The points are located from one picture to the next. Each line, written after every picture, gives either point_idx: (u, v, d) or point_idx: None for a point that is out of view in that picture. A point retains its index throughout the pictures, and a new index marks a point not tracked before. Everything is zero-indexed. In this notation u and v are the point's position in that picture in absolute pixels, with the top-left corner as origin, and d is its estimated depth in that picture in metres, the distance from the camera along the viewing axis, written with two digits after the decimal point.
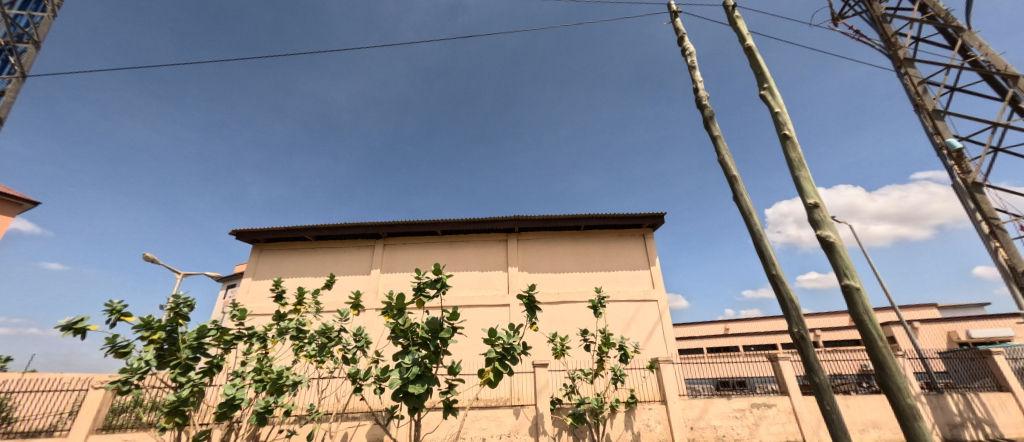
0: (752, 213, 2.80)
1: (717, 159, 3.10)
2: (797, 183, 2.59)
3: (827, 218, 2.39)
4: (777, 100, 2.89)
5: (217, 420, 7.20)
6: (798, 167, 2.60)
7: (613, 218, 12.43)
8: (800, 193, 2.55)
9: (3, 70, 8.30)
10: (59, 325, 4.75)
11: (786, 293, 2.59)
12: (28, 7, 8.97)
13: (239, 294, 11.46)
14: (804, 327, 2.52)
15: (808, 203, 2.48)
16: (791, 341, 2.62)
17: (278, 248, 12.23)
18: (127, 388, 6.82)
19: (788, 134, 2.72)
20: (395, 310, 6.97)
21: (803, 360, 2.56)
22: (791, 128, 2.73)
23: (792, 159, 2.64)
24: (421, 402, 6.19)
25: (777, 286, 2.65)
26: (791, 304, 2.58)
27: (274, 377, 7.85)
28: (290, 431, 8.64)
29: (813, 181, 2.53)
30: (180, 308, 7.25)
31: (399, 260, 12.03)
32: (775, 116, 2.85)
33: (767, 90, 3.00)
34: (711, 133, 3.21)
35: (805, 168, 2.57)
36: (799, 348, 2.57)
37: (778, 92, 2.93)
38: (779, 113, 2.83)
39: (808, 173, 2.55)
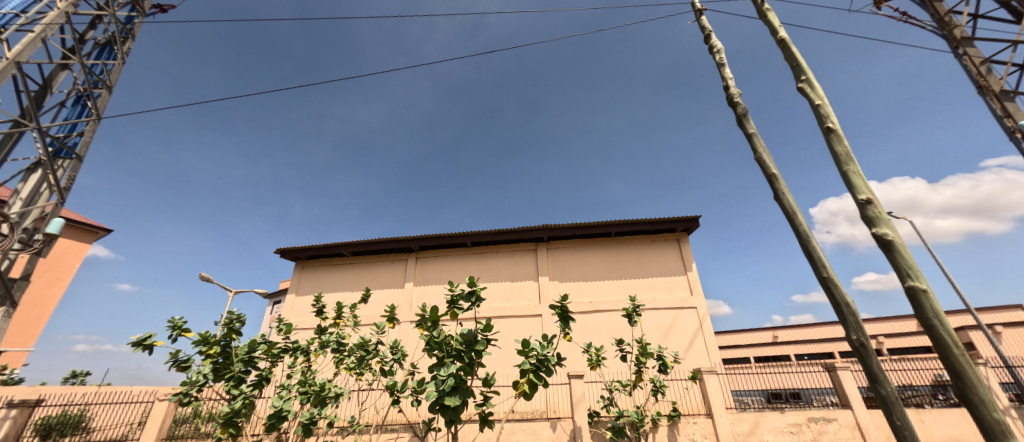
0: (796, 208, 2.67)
1: (754, 157, 2.96)
2: (846, 179, 2.43)
3: (883, 215, 2.22)
4: (818, 93, 2.74)
5: (267, 431, 7.55)
6: (846, 161, 2.44)
7: (645, 223, 12.10)
8: (851, 189, 2.39)
9: (82, 113, 9.39)
10: (132, 341, 5.21)
11: (840, 297, 2.41)
12: (103, 57, 10.11)
13: (284, 309, 12.04)
14: (863, 333, 2.32)
15: (861, 198, 2.32)
16: (850, 350, 2.42)
17: (318, 264, 12.81)
18: (188, 400, 7.30)
19: (832, 127, 2.57)
20: (429, 323, 7.11)
21: (865, 371, 2.35)
22: (835, 120, 2.58)
23: (838, 153, 2.49)
24: (458, 414, 6.21)
25: (831, 290, 2.48)
26: (848, 309, 2.39)
27: (318, 389, 8.20)
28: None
29: (864, 174, 2.37)
30: (233, 324, 7.79)
31: (431, 272, 12.26)
32: (816, 110, 2.69)
33: (806, 82, 2.87)
34: (746, 130, 3.09)
35: (855, 162, 2.41)
36: (859, 356, 2.36)
37: (818, 83, 2.78)
38: (820, 106, 2.68)
39: (857, 168, 2.39)
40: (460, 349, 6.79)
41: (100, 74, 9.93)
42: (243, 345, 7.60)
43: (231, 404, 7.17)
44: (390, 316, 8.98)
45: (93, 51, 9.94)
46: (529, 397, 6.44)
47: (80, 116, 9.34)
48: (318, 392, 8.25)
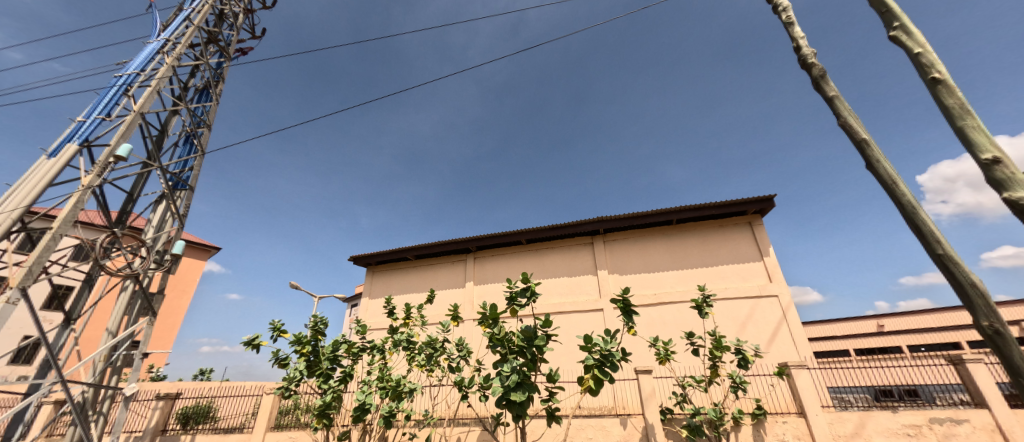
0: (895, 178, 2.17)
1: (839, 123, 2.49)
2: (963, 135, 1.84)
3: (1017, 175, 1.62)
4: (916, 37, 2.11)
5: (354, 422, 8.30)
6: (962, 114, 1.84)
7: (709, 208, 11.23)
8: (969, 147, 1.81)
9: (191, 150, 11.08)
10: (243, 342, 6.04)
11: (963, 276, 1.83)
12: (202, 100, 11.80)
13: (360, 312, 13.10)
14: (999, 319, 1.70)
15: (985, 158, 1.73)
16: (982, 340, 1.81)
17: (387, 269, 13.75)
18: (289, 393, 8.29)
19: (940, 76, 1.97)
20: (490, 320, 7.25)
21: (1004, 365, 1.73)
22: (944, 68, 1.97)
23: (949, 106, 1.90)
24: (524, 409, 6.31)
25: (950, 270, 1.91)
26: (975, 290, 1.81)
27: (394, 384, 8.81)
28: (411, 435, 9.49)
29: (990, 127, 1.76)
30: (319, 326, 8.66)
31: (490, 271, 12.55)
32: (915, 58, 2.10)
33: (898, 27, 2.21)
34: (825, 93, 2.63)
35: (974, 113, 1.80)
36: (995, 346, 1.75)
37: (914, 26, 2.13)
38: (922, 54, 2.06)
39: (979, 120, 1.78)
40: (522, 345, 6.87)
41: (202, 115, 11.62)
42: (328, 344, 8.44)
43: (323, 397, 8.01)
44: (453, 315, 9.35)
45: (195, 96, 11.64)
46: (595, 393, 6.33)
47: (190, 153, 11.02)
48: (395, 387, 8.87)
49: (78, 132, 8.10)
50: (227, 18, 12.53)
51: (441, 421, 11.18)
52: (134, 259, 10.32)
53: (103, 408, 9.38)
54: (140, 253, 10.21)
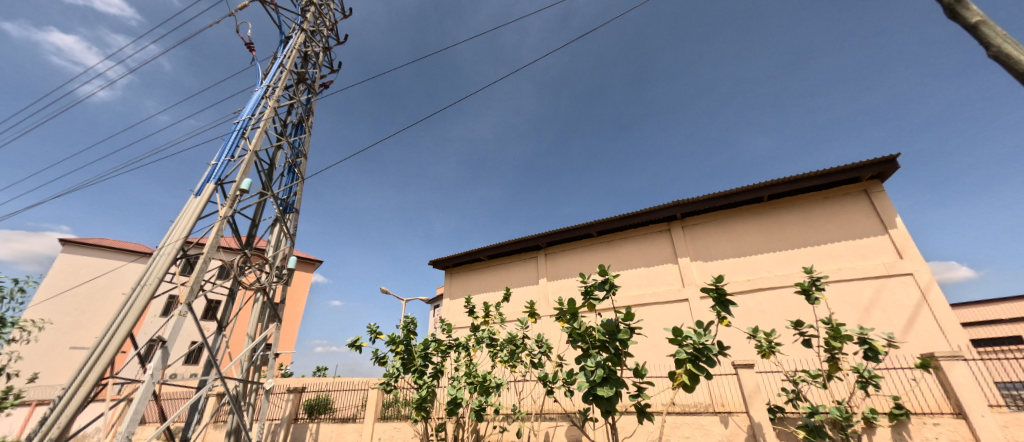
0: None
1: (993, 55, 2.55)
2: None
3: None
4: None
5: (448, 415, 8.80)
6: None
7: (810, 179, 9.69)
8: None
9: (294, 178, 12.74)
10: (348, 343, 6.81)
11: None
12: (297, 133, 13.47)
13: (443, 312, 13.84)
14: None
15: None
16: None
17: (463, 270, 14.34)
18: (390, 388, 9.11)
19: None
20: (569, 315, 7.06)
21: None
22: None
23: None
24: (613, 405, 6.11)
25: None
26: None
27: (481, 380, 9.14)
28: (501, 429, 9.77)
29: None
30: (409, 326, 9.35)
31: (562, 267, 12.41)
32: None
33: None
34: (967, 23, 2.61)
35: None
36: None
37: None
38: None
39: None
40: (604, 339, 6.63)
41: (299, 147, 13.29)
42: (419, 343, 9.08)
43: (419, 392, 8.66)
44: (530, 312, 9.39)
45: (292, 130, 13.34)
46: (690, 389, 5.87)
47: (293, 180, 12.67)
48: (482, 382, 9.20)
49: (213, 174, 9.78)
50: (311, 58, 14.10)
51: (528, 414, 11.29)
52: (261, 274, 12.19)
53: (250, 400, 11.21)
54: (265, 269, 12.05)
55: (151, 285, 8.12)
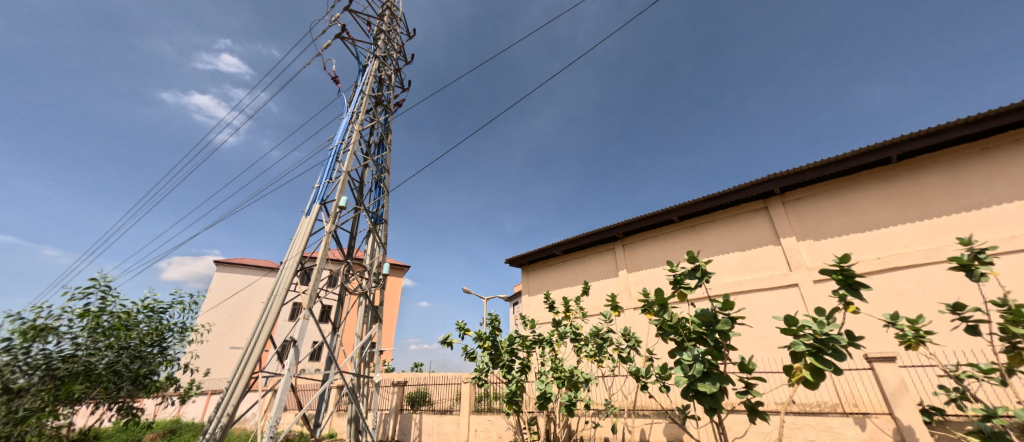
0: None
1: None
2: None
3: None
4: None
5: (539, 409, 8.63)
6: None
7: (959, 128, 7.68)
8: None
9: (381, 192, 13.91)
10: (441, 340, 7.42)
11: None
12: (379, 151, 14.67)
13: (524, 309, 13.94)
14: None
15: None
16: None
17: (540, 266, 14.29)
18: (482, 382, 9.44)
19: None
20: (652, 304, 5.33)
21: None
22: None
23: None
24: (716, 407, 4.62)
25: None
26: None
27: (569, 374, 8.77)
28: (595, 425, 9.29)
29: None
30: (494, 322, 9.52)
31: (643, 257, 11.68)
32: None
33: None
34: None
35: None
36: None
37: None
38: None
39: None
40: (699, 330, 4.91)
41: (382, 163, 14.47)
42: (505, 339, 9.21)
43: (509, 386, 8.83)
44: (614, 305, 8.80)
45: (375, 149, 14.57)
46: (816, 390, 4.15)
47: (380, 194, 13.85)
48: (570, 377, 8.77)
49: (318, 196, 11.10)
50: (385, 81, 15.25)
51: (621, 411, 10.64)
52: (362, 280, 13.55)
53: (363, 392, 12.52)
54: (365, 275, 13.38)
55: (280, 295, 9.57)
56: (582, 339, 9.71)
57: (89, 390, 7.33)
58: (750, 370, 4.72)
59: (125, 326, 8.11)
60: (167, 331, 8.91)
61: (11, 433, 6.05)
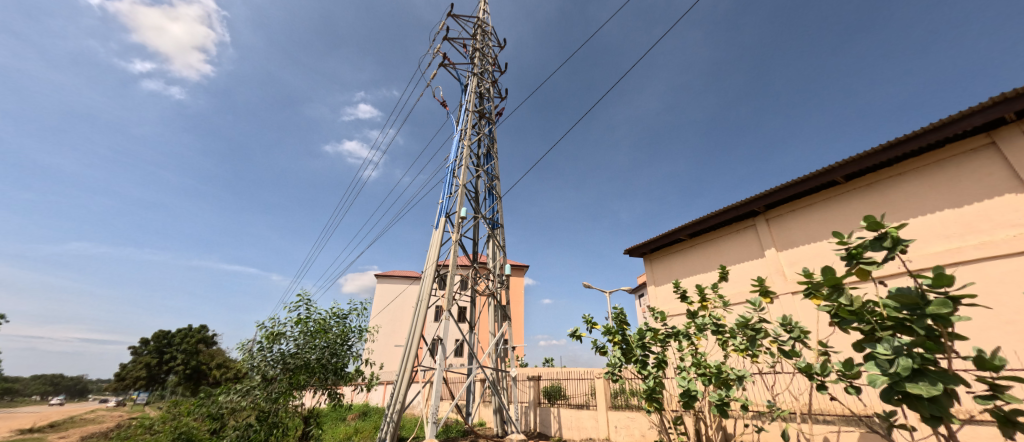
0: None
1: None
2: None
3: None
4: None
5: (683, 409, 7.22)
6: None
7: None
8: None
9: (494, 198, 14.60)
10: (568, 333, 7.34)
11: None
12: (488, 160, 15.43)
13: (651, 300, 12.78)
14: None
15: None
16: None
17: (662, 254, 12.76)
18: (616, 377, 8.97)
19: None
20: (824, 289, 4.13)
21: None
22: None
23: None
24: (947, 413, 3.26)
25: None
26: None
27: (715, 370, 6.94)
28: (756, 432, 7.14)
29: None
30: (620, 315, 8.95)
31: (797, 232, 9.29)
32: None
33: None
34: None
35: None
36: None
37: None
38: None
39: None
40: (901, 317, 3.59)
41: (492, 171, 15.16)
42: (634, 332, 8.51)
43: (646, 382, 8.18)
44: (762, 289, 6.24)
45: (484, 160, 15.35)
46: None
47: (493, 201, 14.53)
48: (717, 373, 6.90)
49: (443, 209, 12.25)
50: (485, 93, 15.96)
51: (792, 416, 7.87)
52: (490, 282, 14.39)
53: (503, 385, 13.26)
54: (491, 278, 14.16)
55: (423, 299, 10.84)
56: (729, 332, 7.11)
57: (308, 379, 9.08)
58: (998, 368, 3.24)
59: (325, 329, 9.62)
60: (352, 331, 10.01)
61: (270, 409, 8.31)
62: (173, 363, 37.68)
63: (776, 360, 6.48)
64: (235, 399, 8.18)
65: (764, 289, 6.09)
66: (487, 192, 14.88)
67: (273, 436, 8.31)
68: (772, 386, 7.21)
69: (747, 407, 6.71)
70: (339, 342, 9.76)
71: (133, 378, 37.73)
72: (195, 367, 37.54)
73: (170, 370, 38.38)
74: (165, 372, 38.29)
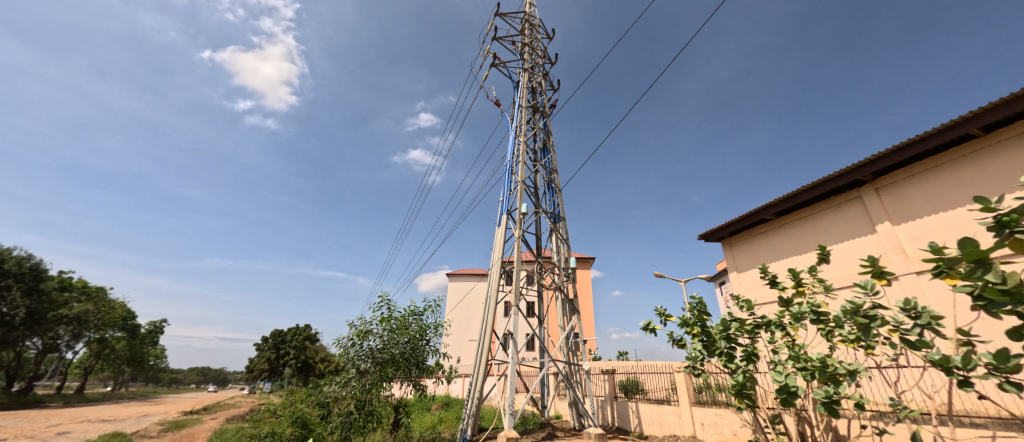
0: None
1: None
2: None
3: None
4: None
5: (782, 406, 6.46)
6: None
7: None
8: None
9: (553, 192, 14.40)
10: (641, 326, 6.94)
11: None
12: (545, 154, 15.24)
13: (734, 288, 11.68)
14: None
15: None
16: None
17: (745, 237, 11.60)
18: (698, 372, 8.32)
19: None
20: (962, 265, 3.27)
21: None
22: None
23: None
24: None
25: None
26: None
27: (819, 364, 6.09)
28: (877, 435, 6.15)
29: None
30: (698, 305, 8.27)
31: (919, 202, 7.84)
32: None
33: None
34: None
35: None
36: None
37: None
38: None
39: None
40: None
41: (550, 165, 14.96)
42: (716, 324, 7.79)
43: (735, 377, 7.47)
44: (875, 270, 5.32)
45: (541, 154, 15.20)
46: None
47: (553, 194, 14.33)
48: (821, 367, 6.09)
49: (504, 207, 12.35)
50: (537, 88, 15.76)
51: (926, 417, 6.68)
52: (555, 276, 14.23)
53: (577, 379, 13.07)
54: (557, 272, 14.00)
55: (491, 296, 11.02)
56: (834, 321, 6.22)
57: (395, 372, 9.65)
58: None
59: (406, 325, 10.12)
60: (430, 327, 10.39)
61: (366, 398, 9.11)
62: (287, 358, 43.01)
63: (898, 352, 5.53)
64: (337, 389, 9.15)
65: (878, 270, 5.20)
66: (546, 186, 14.72)
67: (370, 422, 9.17)
68: (896, 382, 6.14)
69: (864, 406, 5.83)
70: (419, 337, 10.16)
71: (258, 370, 44.10)
72: (303, 361, 42.71)
73: (285, 363, 43.83)
74: (280, 365, 43.59)
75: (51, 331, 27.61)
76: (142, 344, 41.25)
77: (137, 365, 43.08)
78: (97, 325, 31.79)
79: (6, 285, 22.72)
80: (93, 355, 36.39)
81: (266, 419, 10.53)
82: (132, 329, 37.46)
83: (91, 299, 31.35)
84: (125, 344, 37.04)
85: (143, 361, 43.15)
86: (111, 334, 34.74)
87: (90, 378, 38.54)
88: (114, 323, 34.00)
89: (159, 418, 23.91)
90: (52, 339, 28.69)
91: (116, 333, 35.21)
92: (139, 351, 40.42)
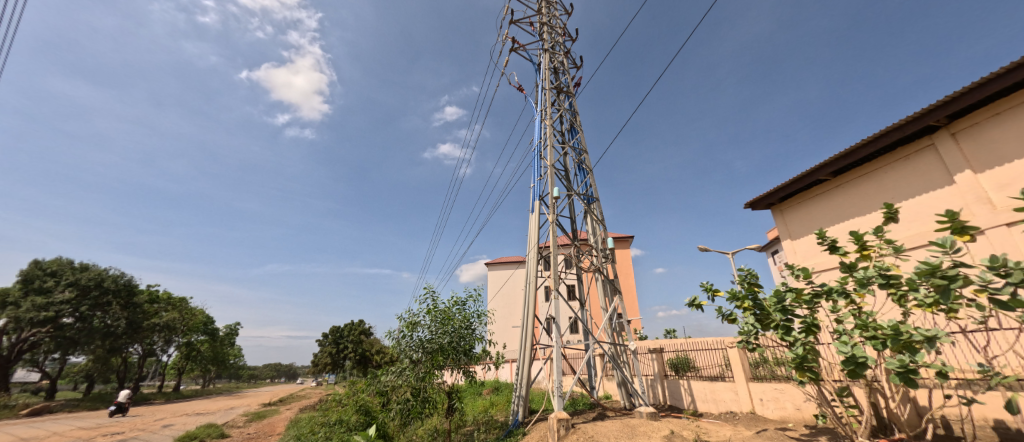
0: None
1: None
2: None
3: None
4: None
5: (850, 378, 6.02)
6: None
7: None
8: None
9: (584, 172, 14.12)
10: (687, 303, 6.71)
11: None
12: (573, 135, 14.88)
13: (788, 256, 10.96)
14: None
15: None
16: None
17: (797, 201, 10.81)
18: (753, 347, 7.93)
19: None
20: None
21: None
22: None
23: None
24: None
25: None
26: None
27: (891, 331, 5.60)
28: (968, 407, 5.57)
29: None
30: (749, 278, 7.83)
31: (1006, 144, 6.94)
32: None
33: None
34: None
35: None
36: None
37: None
38: None
39: None
40: None
41: (578, 145, 14.61)
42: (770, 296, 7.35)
43: (794, 350, 7.04)
44: (955, 226, 4.75)
45: (568, 135, 14.86)
46: None
47: (585, 175, 14.05)
48: (893, 336, 5.57)
49: (536, 192, 12.23)
50: (560, 67, 15.31)
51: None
52: (594, 259, 14.01)
53: (624, 359, 12.93)
54: (595, 254, 13.79)
55: (530, 282, 11.04)
56: (906, 284, 5.64)
57: (445, 360, 9.93)
58: None
59: (452, 315, 10.34)
60: (474, 316, 10.55)
61: (421, 386, 9.46)
62: (346, 352, 45.95)
63: (987, 314, 4.94)
64: (393, 379, 9.55)
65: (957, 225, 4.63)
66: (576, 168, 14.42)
67: (426, 408, 9.58)
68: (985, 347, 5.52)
69: (947, 375, 5.30)
70: (464, 325, 10.32)
71: (322, 364, 47.54)
72: (361, 354, 45.47)
73: (346, 357, 46.89)
74: (341, 358, 46.73)
75: (148, 338, 31.04)
76: (223, 345, 45.51)
77: (220, 364, 47.64)
78: (184, 331, 35.37)
79: (109, 301, 25.59)
80: (183, 357, 40.63)
81: (335, 407, 11.36)
82: (212, 332, 41.34)
83: (177, 308, 34.90)
84: (209, 346, 41.00)
85: (225, 360, 47.72)
86: (196, 338, 38.50)
87: (183, 378, 43.12)
88: (198, 329, 37.64)
89: (244, 410, 26.38)
90: (149, 345, 32.25)
91: (200, 337, 39.03)
92: (220, 352, 44.73)
